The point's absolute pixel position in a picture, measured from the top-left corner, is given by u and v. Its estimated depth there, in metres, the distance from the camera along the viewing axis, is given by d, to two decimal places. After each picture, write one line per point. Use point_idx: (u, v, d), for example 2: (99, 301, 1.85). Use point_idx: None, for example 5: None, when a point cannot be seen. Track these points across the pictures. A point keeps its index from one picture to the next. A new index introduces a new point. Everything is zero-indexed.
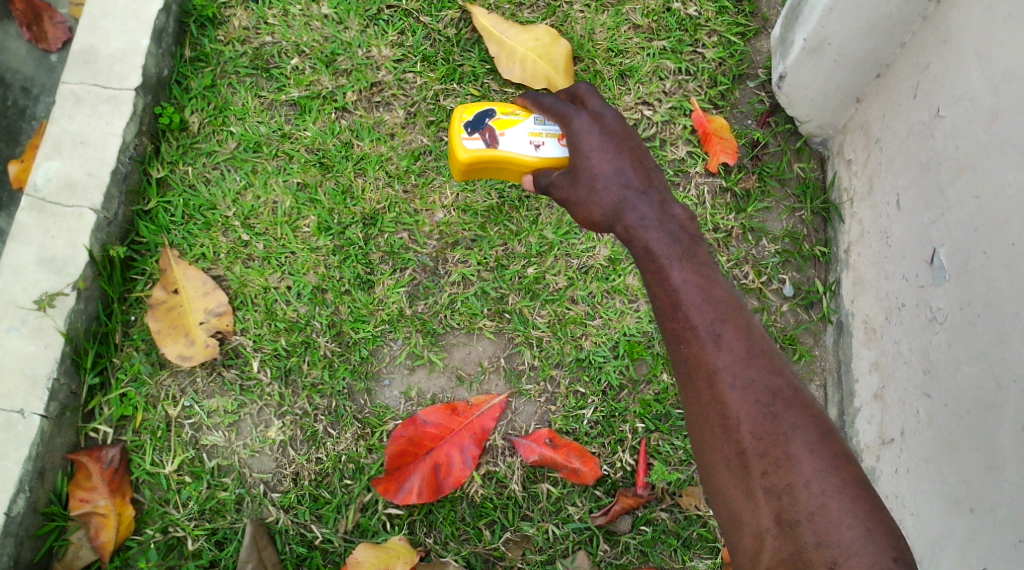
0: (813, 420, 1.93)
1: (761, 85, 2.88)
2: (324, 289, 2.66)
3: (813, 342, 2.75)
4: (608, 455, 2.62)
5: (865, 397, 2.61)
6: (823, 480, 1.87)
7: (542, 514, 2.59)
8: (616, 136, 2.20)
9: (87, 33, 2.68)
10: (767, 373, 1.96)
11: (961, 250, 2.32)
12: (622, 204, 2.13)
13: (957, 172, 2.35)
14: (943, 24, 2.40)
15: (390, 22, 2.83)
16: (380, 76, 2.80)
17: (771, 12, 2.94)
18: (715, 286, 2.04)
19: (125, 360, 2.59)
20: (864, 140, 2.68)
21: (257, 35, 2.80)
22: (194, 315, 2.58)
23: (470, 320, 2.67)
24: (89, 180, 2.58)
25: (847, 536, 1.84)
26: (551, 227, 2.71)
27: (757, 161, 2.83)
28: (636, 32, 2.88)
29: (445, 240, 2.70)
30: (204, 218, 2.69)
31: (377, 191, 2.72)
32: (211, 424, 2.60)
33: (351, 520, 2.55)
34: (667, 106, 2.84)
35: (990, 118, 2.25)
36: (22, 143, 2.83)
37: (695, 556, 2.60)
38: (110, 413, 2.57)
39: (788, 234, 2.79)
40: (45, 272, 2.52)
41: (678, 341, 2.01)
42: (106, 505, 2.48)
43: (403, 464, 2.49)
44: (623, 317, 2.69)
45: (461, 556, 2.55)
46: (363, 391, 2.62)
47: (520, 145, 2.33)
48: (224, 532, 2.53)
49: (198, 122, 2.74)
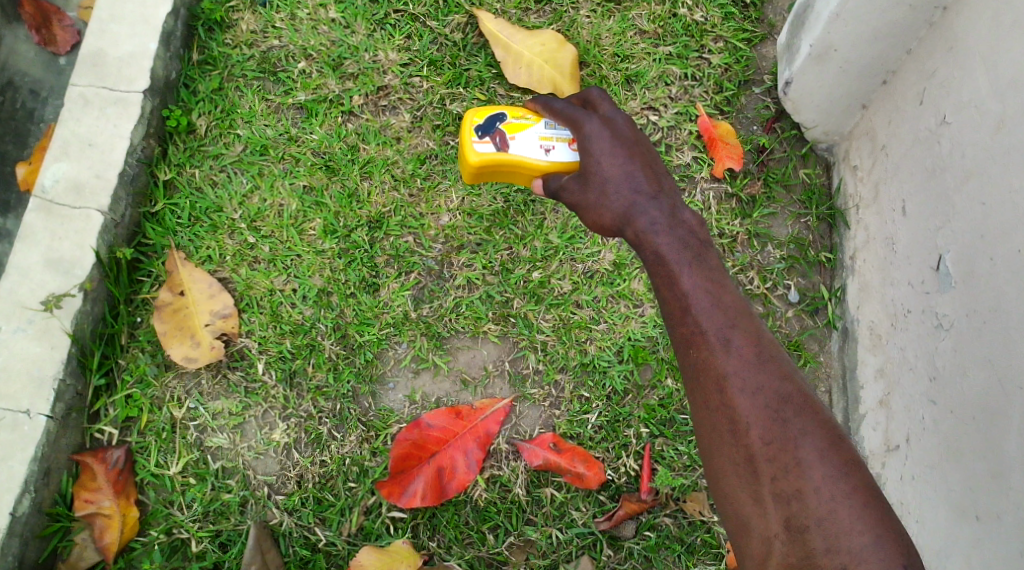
0: (823, 426, 1.93)
1: (767, 92, 2.89)
2: (330, 291, 2.67)
3: (818, 348, 2.75)
4: (612, 460, 2.62)
5: (870, 404, 2.60)
6: (832, 486, 1.87)
7: (545, 519, 2.59)
8: (627, 141, 2.21)
9: (96, 36, 2.69)
10: (776, 379, 1.96)
11: (967, 257, 2.32)
12: (632, 209, 2.13)
13: (963, 179, 2.34)
14: (949, 31, 2.41)
15: (396, 26, 2.85)
16: (387, 80, 2.80)
17: (778, 19, 2.94)
18: (725, 291, 2.04)
19: (130, 362, 2.60)
20: (869, 146, 2.68)
21: (265, 39, 2.82)
22: (200, 317, 2.59)
23: (474, 324, 2.67)
24: (97, 182, 2.59)
25: (857, 541, 1.83)
26: (556, 232, 2.72)
27: (762, 167, 2.84)
28: (642, 37, 2.88)
29: (450, 243, 2.71)
30: (211, 220, 2.70)
31: (383, 195, 2.72)
32: (216, 426, 2.60)
33: (356, 523, 2.55)
34: (673, 112, 2.85)
35: (996, 124, 2.25)
36: (30, 145, 2.85)
37: (699, 561, 2.60)
38: (115, 414, 2.57)
39: (794, 240, 2.79)
40: (52, 273, 2.53)
41: (688, 346, 2.01)
42: (111, 507, 2.49)
43: (408, 467, 2.49)
44: (628, 322, 2.69)
45: (465, 560, 2.55)
46: (367, 394, 2.63)
47: (530, 149, 2.34)
48: (228, 534, 2.54)
49: (205, 125, 2.75)
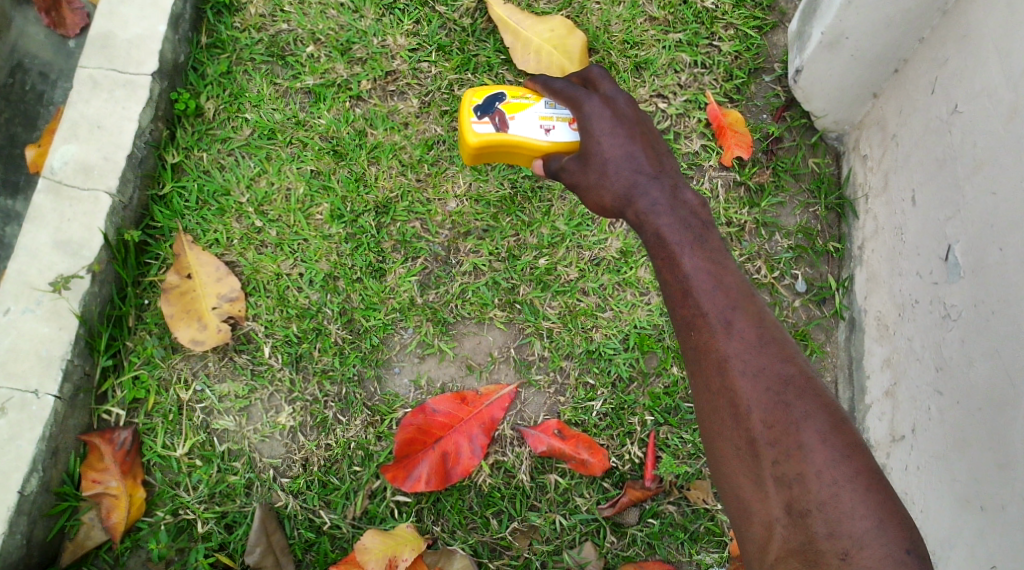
0: (826, 409, 1.92)
1: (777, 80, 2.88)
2: (336, 276, 2.68)
3: (824, 338, 2.75)
4: (616, 447, 2.62)
5: (876, 394, 2.60)
6: (834, 470, 1.87)
7: (549, 505, 2.60)
8: (628, 121, 2.20)
9: (105, 19, 2.70)
10: (778, 361, 1.96)
11: (978, 246, 2.30)
12: (633, 190, 2.13)
13: (974, 168, 2.33)
14: (963, 19, 2.39)
15: (405, 10, 2.84)
16: (395, 65, 2.81)
17: (789, 6, 2.94)
18: (727, 272, 2.03)
19: (138, 344, 2.61)
20: (880, 135, 2.67)
21: (273, 23, 2.82)
22: (207, 300, 2.60)
23: (480, 310, 2.68)
24: (105, 164, 2.60)
25: (859, 526, 1.83)
26: (563, 219, 2.72)
27: (771, 156, 2.83)
28: (652, 24, 2.87)
29: (457, 229, 2.72)
30: (218, 204, 2.71)
31: (391, 179, 2.73)
32: (222, 409, 2.61)
33: (360, 507, 2.56)
34: (682, 99, 2.84)
35: (1009, 113, 2.23)
36: (39, 128, 2.86)
37: (702, 549, 2.60)
38: (122, 396, 2.58)
39: (802, 230, 2.78)
40: (61, 255, 2.54)
41: (689, 328, 2.01)
42: (117, 486, 2.50)
43: (412, 451, 2.49)
44: (634, 310, 2.70)
45: (468, 545, 2.56)
46: (373, 378, 2.63)
47: (530, 129, 2.34)
48: (234, 516, 2.55)
49: (213, 108, 2.76)
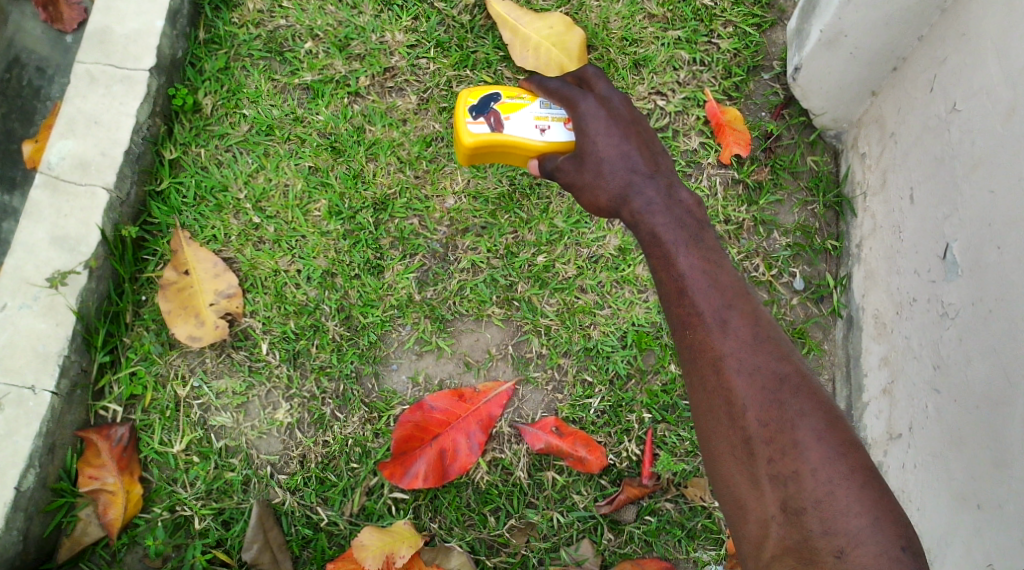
0: (821, 407, 1.92)
1: (776, 78, 2.88)
2: (334, 273, 2.67)
3: (822, 336, 2.75)
4: (614, 445, 2.62)
5: (874, 392, 2.60)
6: (830, 468, 1.87)
7: (547, 502, 2.59)
8: (623, 120, 2.20)
9: (103, 14, 2.69)
10: (774, 360, 1.96)
11: (976, 244, 2.30)
12: (629, 189, 2.13)
13: (972, 166, 2.33)
14: (962, 17, 2.39)
15: (404, 7, 2.84)
16: (393, 61, 2.80)
17: (788, 4, 2.93)
18: (722, 271, 2.03)
19: (135, 340, 2.61)
20: (878, 133, 2.67)
21: (272, 19, 2.81)
22: (205, 296, 2.59)
23: (478, 307, 2.67)
24: (103, 160, 2.59)
25: (854, 524, 1.83)
26: (561, 216, 2.72)
27: (770, 154, 2.83)
28: (651, 21, 2.87)
29: (455, 226, 2.71)
30: (216, 200, 2.70)
31: (389, 176, 2.73)
32: (220, 405, 2.61)
33: (357, 504, 2.56)
34: (681, 97, 2.84)
35: (1008, 111, 2.23)
36: (36, 123, 2.85)
37: (699, 546, 2.60)
38: (119, 393, 2.58)
39: (800, 228, 2.78)
40: (58, 250, 2.53)
41: (684, 327, 2.01)
42: (114, 483, 2.49)
43: (409, 449, 2.49)
44: (632, 307, 2.70)
45: (465, 542, 2.56)
46: (371, 375, 2.63)
47: (526, 129, 2.34)
48: (230, 513, 2.55)
49: (211, 104, 2.75)
